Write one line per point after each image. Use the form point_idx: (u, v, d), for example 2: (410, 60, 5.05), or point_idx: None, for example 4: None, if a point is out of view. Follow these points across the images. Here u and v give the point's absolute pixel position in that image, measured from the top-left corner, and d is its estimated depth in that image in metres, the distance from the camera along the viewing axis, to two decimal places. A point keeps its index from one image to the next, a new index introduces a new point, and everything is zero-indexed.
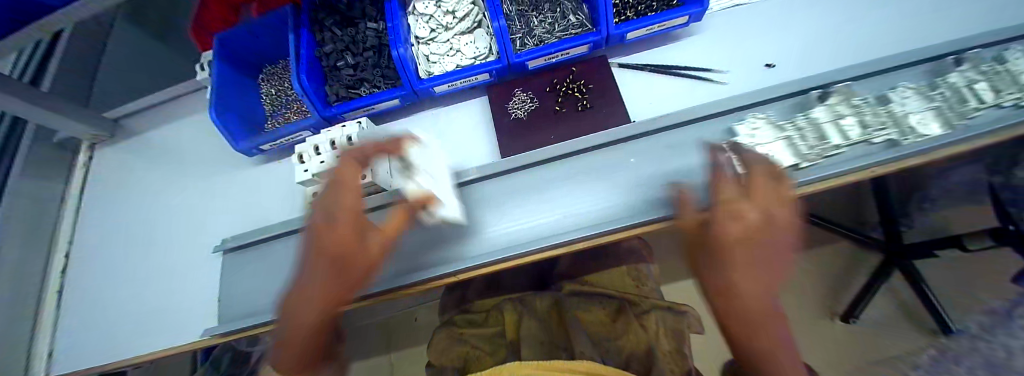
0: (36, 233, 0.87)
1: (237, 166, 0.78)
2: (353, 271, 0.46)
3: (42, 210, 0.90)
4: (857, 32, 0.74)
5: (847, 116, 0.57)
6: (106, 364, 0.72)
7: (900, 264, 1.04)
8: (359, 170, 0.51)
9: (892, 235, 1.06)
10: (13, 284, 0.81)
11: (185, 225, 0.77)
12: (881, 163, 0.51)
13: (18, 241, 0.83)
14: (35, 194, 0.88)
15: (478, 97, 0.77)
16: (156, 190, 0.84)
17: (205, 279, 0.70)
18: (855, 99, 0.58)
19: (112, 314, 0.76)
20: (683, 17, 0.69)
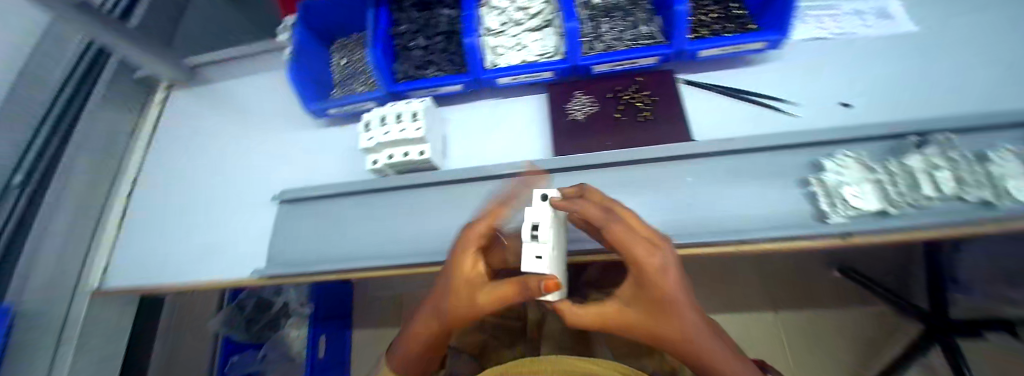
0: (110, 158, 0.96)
1: (301, 126, 0.83)
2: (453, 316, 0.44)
3: (118, 138, 0.98)
4: (934, 84, 0.73)
5: (942, 168, 0.59)
6: (156, 286, 0.78)
7: (941, 341, 0.90)
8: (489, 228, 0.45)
9: (937, 306, 0.95)
10: (89, 200, 0.90)
11: (245, 172, 0.82)
12: (954, 224, 0.56)
13: (95, 162, 0.91)
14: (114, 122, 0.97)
15: (538, 94, 0.78)
16: (223, 136, 0.90)
17: (257, 224, 0.75)
18: (953, 153, 0.60)
19: (169, 243, 0.83)
20: (761, 41, 0.68)
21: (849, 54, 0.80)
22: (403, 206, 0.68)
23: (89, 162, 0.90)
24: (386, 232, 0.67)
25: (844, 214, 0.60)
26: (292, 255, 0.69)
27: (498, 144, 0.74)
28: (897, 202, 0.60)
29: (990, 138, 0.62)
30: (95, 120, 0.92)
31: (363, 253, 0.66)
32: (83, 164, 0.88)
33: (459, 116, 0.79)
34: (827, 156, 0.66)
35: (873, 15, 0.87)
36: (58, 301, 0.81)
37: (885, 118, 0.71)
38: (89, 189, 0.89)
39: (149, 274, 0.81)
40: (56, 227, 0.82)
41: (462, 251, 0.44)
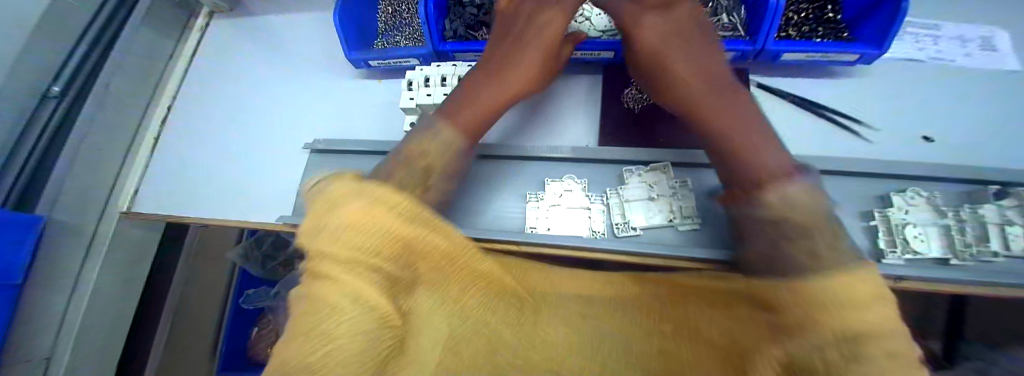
0: (145, 82, 0.94)
1: (341, 74, 0.80)
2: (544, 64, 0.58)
3: (153, 61, 0.96)
4: None
5: (1018, 224, 0.55)
6: (184, 215, 0.79)
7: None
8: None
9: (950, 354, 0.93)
10: (124, 120, 0.90)
11: (279, 114, 0.81)
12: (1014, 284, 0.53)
13: (129, 85, 0.90)
14: (152, 45, 0.96)
15: (591, 74, 0.73)
16: (259, 75, 0.88)
17: (287, 169, 0.74)
18: None
19: (200, 174, 0.83)
20: (849, 53, 0.62)
21: (945, 82, 0.71)
22: None
23: (124, 82, 0.89)
24: None
25: (903, 258, 0.57)
26: None
27: (541, 124, 0.70)
28: (962, 253, 0.56)
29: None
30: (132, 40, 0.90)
31: None
32: (119, 84, 0.87)
33: None
34: (896, 191, 0.61)
35: (981, 42, 0.76)
36: (89, 213, 0.83)
37: (969, 159, 0.64)
38: (124, 108, 0.89)
39: (178, 202, 0.82)
40: (91, 143, 0.82)
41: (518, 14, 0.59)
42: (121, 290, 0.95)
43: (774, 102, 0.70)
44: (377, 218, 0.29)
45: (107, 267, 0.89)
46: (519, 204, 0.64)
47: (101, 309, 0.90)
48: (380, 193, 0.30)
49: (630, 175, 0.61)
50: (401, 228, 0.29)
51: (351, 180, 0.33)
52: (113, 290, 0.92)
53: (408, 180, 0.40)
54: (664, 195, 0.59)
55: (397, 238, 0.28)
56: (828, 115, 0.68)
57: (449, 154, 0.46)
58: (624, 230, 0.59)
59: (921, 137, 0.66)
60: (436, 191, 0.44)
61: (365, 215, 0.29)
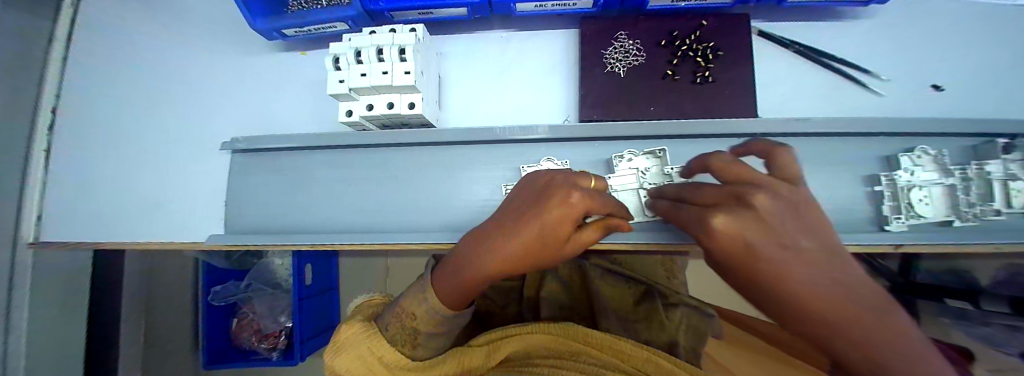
0: (23, 78, 0.68)
1: (253, 48, 0.63)
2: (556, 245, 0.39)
3: (27, 50, 0.69)
4: None
5: (1022, 179, 0.51)
6: (99, 242, 0.65)
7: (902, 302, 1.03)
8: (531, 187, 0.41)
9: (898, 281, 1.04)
10: (6, 128, 0.66)
11: (187, 106, 0.65)
12: (1015, 242, 0.51)
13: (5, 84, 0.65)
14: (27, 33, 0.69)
15: (564, 29, 0.60)
16: (159, 56, 0.69)
17: (213, 176, 0.61)
18: None
19: (109, 190, 0.66)
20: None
21: (971, 20, 0.62)
22: (392, 171, 0.56)
23: None
24: (372, 201, 0.56)
25: (906, 224, 0.53)
26: (256, 220, 0.57)
27: (506, 98, 0.59)
28: (965, 213, 0.53)
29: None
30: None
31: (344, 222, 0.56)
32: None
33: (460, 52, 0.61)
34: (903, 150, 0.56)
35: None
36: None
37: (978, 108, 0.59)
38: (8, 116, 0.66)
39: (89, 226, 0.65)
40: None
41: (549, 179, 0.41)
42: (74, 327, 0.81)
43: (777, 53, 0.59)
44: (363, 336, 0.41)
45: (50, 300, 0.75)
46: (490, 196, 0.55)
47: (51, 355, 0.76)
48: (360, 324, 0.43)
49: (619, 162, 0.53)
50: (370, 339, 0.41)
51: (361, 329, 0.42)
52: (58, 326, 0.77)
53: (400, 337, 0.42)
54: (653, 183, 0.52)
55: (377, 358, 0.40)
56: (839, 66, 0.58)
57: (434, 312, 0.42)
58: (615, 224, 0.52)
59: (931, 86, 0.59)
60: (429, 337, 0.43)
61: (362, 331, 0.42)
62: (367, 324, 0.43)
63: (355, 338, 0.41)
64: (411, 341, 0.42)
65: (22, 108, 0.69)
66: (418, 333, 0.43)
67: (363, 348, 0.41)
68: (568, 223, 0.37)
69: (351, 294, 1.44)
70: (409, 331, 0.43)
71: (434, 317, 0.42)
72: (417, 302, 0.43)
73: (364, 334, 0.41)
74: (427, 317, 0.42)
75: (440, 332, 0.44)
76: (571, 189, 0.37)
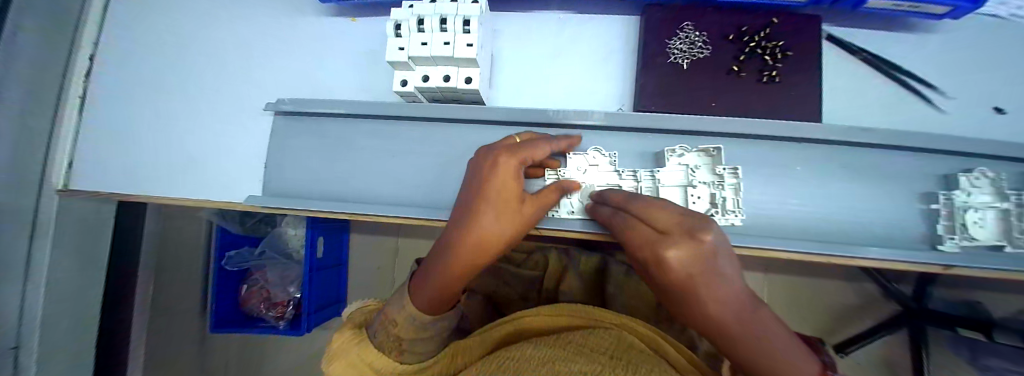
0: (64, 20, 0.67)
1: (301, 10, 0.62)
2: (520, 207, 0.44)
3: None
4: None
5: None
6: (131, 194, 0.64)
7: (911, 323, 1.03)
8: (490, 169, 0.42)
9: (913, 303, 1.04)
10: (46, 72, 0.65)
11: (230, 63, 0.63)
12: None
13: (43, 24, 0.63)
14: None
15: (625, 15, 0.58)
16: (203, 10, 0.67)
17: (250, 136, 0.59)
18: None
19: (143, 142, 0.65)
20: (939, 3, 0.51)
21: None
22: (437, 147, 0.54)
23: (36, 23, 0.62)
24: (415, 175, 0.55)
25: (959, 245, 0.52)
26: (295, 184, 0.56)
27: (559, 82, 0.57)
28: (1018, 240, 0.52)
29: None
30: None
31: (385, 195, 0.55)
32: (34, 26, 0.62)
33: (515, 31, 0.59)
34: (962, 170, 0.54)
35: None
36: (27, 189, 0.65)
37: None
38: (45, 60, 0.64)
39: (122, 178, 0.65)
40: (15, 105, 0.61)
41: (481, 174, 0.43)
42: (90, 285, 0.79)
43: (841, 60, 0.57)
44: (353, 341, 0.46)
45: (74, 250, 0.74)
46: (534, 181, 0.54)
47: (65, 312, 0.74)
48: (346, 336, 0.47)
49: (671, 155, 0.51)
50: (358, 344, 0.46)
51: (349, 338, 0.47)
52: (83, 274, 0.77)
53: (386, 342, 0.46)
54: (705, 181, 0.51)
55: (365, 363, 0.43)
56: (904, 78, 0.57)
57: (412, 319, 0.46)
58: None
59: (994, 107, 0.58)
60: (413, 345, 0.47)
61: (353, 340, 0.46)
62: (356, 332, 0.48)
63: (345, 346, 0.46)
64: (396, 347, 0.46)
65: (60, 53, 0.68)
66: (401, 343, 0.46)
67: (352, 355, 0.45)
68: (513, 186, 0.42)
69: (361, 270, 1.44)
70: (394, 341, 0.46)
71: (412, 325, 0.46)
72: (396, 312, 0.47)
73: (355, 340, 0.46)
74: (407, 325, 0.46)
75: (419, 346, 0.47)
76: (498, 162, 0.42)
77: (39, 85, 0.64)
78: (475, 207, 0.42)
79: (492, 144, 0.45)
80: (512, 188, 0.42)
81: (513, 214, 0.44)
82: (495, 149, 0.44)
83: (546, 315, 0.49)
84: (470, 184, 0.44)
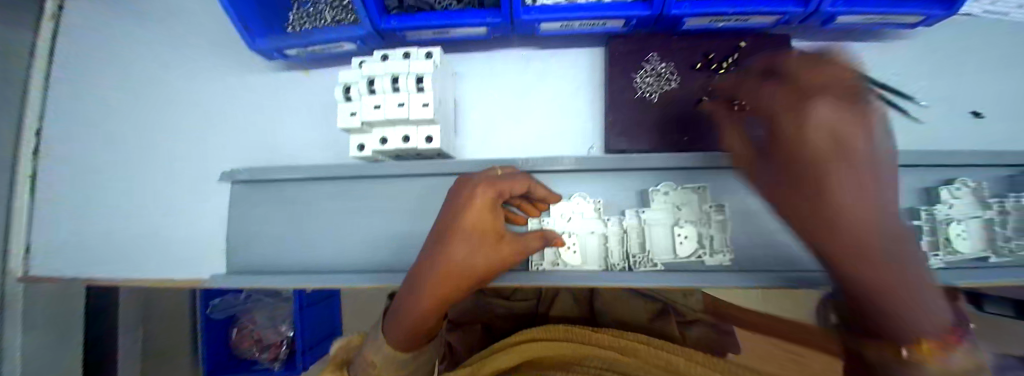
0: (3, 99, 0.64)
1: (251, 66, 0.59)
2: (498, 243, 0.39)
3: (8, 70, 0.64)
4: None
5: None
6: (92, 276, 0.61)
7: None
8: (465, 199, 0.38)
9: None
10: None
11: (181, 129, 0.60)
12: None
13: None
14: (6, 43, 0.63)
15: (590, 47, 0.55)
16: (152, 77, 0.64)
17: (211, 207, 0.57)
18: None
19: (100, 224, 0.61)
20: (912, 13, 0.49)
21: (1010, 41, 0.59)
22: (408, 207, 0.51)
23: None
24: (384, 239, 0.52)
25: (945, 260, 0.51)
26: (263, 256, 0.54)
27: (528, 124, 0.55)
28: (1001, 249, 0.51)
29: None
30: None
31: (354, 260, 0.52)
32: None
33: (477, 73, 0.56)
34: (942, 182, 0.53)
35: None
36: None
37: (1014, 136, 0.57)
38: None
39: (82, 259, 0.61)
40: None
41: (455, 201, 0.38)
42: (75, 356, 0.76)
43: None
44: None
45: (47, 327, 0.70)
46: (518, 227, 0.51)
47: None
48: None
49: (655, 196, 0.49)
50: None
51: None
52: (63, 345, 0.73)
53: None
54: (690, 220, 0.49)
55: None
56: (876, 90, 0.56)
57: (393, 361, 0.40)
58: (645, 264, 0.49)
59: (969, 112, 0.57)
60: None
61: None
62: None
63: None
64: None
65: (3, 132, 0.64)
66: None
67: None
68: (487, 215, 0.38)
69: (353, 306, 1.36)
70: None
71: (392, 364, 0.40)
72: (373, 351, 0.41)
73: None
74: (387, 365, 0.40)
75: None
76: (473, 192, 0.38)
77: None
78: (450, 234, 0.36)
79: (471, 174, 0.42)
80: (484, 217, 0.38)
81: (488, 246, 0.38)
82: (475, 179, 0.40)
83: (542, 339, 0.48)
84: (441, 214, 0.39)
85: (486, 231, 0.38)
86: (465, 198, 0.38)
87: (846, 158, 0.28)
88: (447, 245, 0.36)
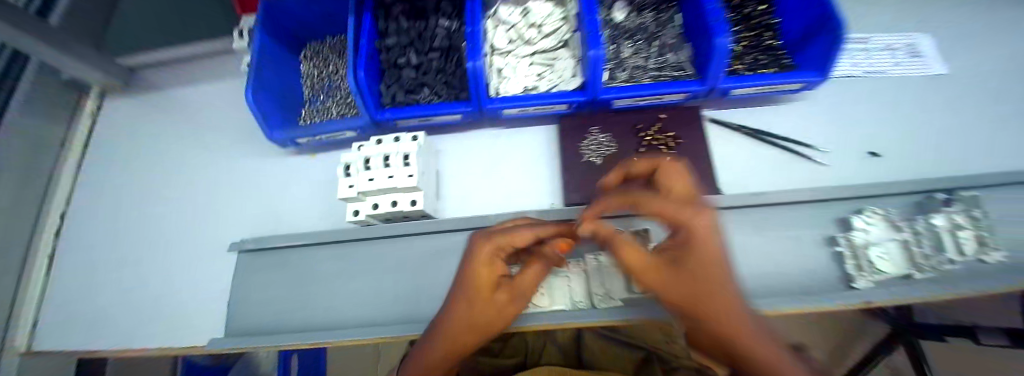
0: (27, 185, 0.75)
1: (267, 152, 0.70)
2: (498, 296, 0.41)
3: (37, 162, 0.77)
4: (946, 129, 0.72)
5: (966, 230, 0.57)
6: (83, 351, 0.63)
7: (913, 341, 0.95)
8: (473, 252, 0.41)
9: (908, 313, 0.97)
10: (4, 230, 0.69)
11: (198, 207, 0.69)
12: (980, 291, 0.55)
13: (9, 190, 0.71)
14: (42, 138, 0.78)
15: (545, 124, 0.69)
16: (179, 164, 0.75)
17: (216, 274, 0.63)
18: (975, 212, 0.58)
19: (104, 298, 0.66)
20: (791, 82, 0.62)
21: (879, 98, 0.75)
22: (395, 263, 0.58)
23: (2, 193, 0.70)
24: (372, 295, 0.57)
25: (872, 280, 0.58)
26: (259, 319, 0.58)
27: (498, 187, 0.65)
28: (921, 266, 0.58)
29: (1016, 197, 0.61)
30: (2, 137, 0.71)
31: (343, 318, 0.56)
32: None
33: (455, 149, 0.68)
34: (854, 212, 0.62)
35: (908, 49, 0.82)
36: None
37: (909, 170, 0.68)
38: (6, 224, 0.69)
39: (79, 334, 0.64)
40: None
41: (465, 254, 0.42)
42: None
43: (728, 136, 0.69)
44: None
45: None
46: None
47: None
48: None
49: None
50: None
51: None
52: None
53: None
54: None
55: None
56: (782, 143, 0.68)
57: None
58: (606, 301, 0.54)
59: (866, 153, 0.69)
60: None
61: None
62: None
63: None
64: None
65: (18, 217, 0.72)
66: None
67: None
68: (489, 269, 0.40)
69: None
70: None
71: None
72: None
73: None
74: None
75: None
76: (477, 245, 0.41)
77: None
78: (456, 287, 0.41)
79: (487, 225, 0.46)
80: (486, 273, 0.40)
81: (491, 300, 0.41)
82: (485, 232, 0.43)
83: None
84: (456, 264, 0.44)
85: (489, 285, 0.40)
86: (471, 253, 0.41)
87: (687, 289, 0.30)
88: (453, 299, 0.41)
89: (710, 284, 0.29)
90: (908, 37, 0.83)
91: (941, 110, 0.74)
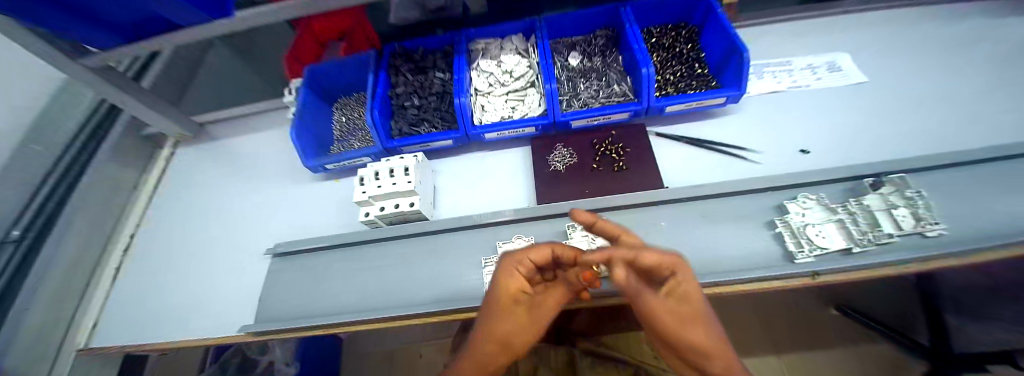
0: (109, 210, 0.94)
1: (300, 179, 0.88)
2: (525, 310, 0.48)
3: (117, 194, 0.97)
4: (870, 127, 0.83)
5: (900, 207, 0.62)
6: (131, 346, 0.74)
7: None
8: (503, 275, 0.47)
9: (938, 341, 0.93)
10: (87, 243, 0.87)
11: (240, 224, 0.85)
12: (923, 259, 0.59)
13: (97, 214, 0.90)
14: (119, 180, 0.98)
15: (521, 146, 0.85)
16: (229, 192, 0.93)
17: (251, 276, 0.76)
18: (909, 192, 0.63)
19: (155, 299, 0.79)
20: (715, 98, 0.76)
21: (805, 106, 0.88)
22: (396, 258, 0.69)
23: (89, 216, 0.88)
24: (376, 285, 0.68)
25: (813, 255, 0.63)
26: (281, 310, 0.68)
27: (484, 195, 0.79)
28: (859, 240, 0.62)
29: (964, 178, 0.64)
30: (96, 173, 0.92)
31: (351, 305, 0.66)
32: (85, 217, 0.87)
33: (449, 169, 0.84)
34: (790, 198, 0.70)
35: (827, 66, 0.96)
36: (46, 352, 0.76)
37: (840, 162, 0.78)
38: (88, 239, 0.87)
39: (131, 331, 0.76)
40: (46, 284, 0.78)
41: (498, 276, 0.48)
42: None
43: (673, 145, 0.84)
44: None
45: None
46: (478, 253, 0.68)
47: None
48: None
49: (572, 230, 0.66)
50: None
51: None
52: None
53: None
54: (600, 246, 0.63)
55: None
56: (718, 147, 0.82)
57: None
58: None
59: (798, 150, 0.80)
60: None
61: None
62: None
63: None
64: None
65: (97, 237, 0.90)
66: None
67: None
68: (519, 284, 0.47)
69: None
70: None
71: None
72: None
73: None
74: None
75: None
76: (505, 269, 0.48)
77: (75, 257, 0.84)
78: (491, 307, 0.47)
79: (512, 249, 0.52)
80: (518, 291, 0.47)
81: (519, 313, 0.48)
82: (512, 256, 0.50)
83: None
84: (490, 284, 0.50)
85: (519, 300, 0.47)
86: (503, 275, 0.47)
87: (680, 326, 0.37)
88: (490, 316, 0.47)
89: (695, 326, 0.36)
90: (825, 58, 0.98)
91: (863, 111, 0.85)
